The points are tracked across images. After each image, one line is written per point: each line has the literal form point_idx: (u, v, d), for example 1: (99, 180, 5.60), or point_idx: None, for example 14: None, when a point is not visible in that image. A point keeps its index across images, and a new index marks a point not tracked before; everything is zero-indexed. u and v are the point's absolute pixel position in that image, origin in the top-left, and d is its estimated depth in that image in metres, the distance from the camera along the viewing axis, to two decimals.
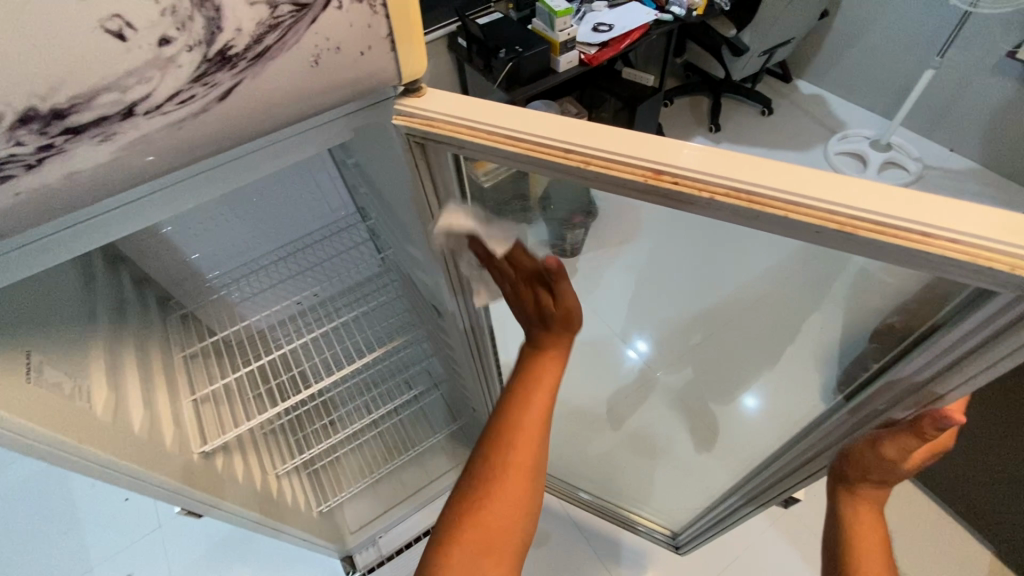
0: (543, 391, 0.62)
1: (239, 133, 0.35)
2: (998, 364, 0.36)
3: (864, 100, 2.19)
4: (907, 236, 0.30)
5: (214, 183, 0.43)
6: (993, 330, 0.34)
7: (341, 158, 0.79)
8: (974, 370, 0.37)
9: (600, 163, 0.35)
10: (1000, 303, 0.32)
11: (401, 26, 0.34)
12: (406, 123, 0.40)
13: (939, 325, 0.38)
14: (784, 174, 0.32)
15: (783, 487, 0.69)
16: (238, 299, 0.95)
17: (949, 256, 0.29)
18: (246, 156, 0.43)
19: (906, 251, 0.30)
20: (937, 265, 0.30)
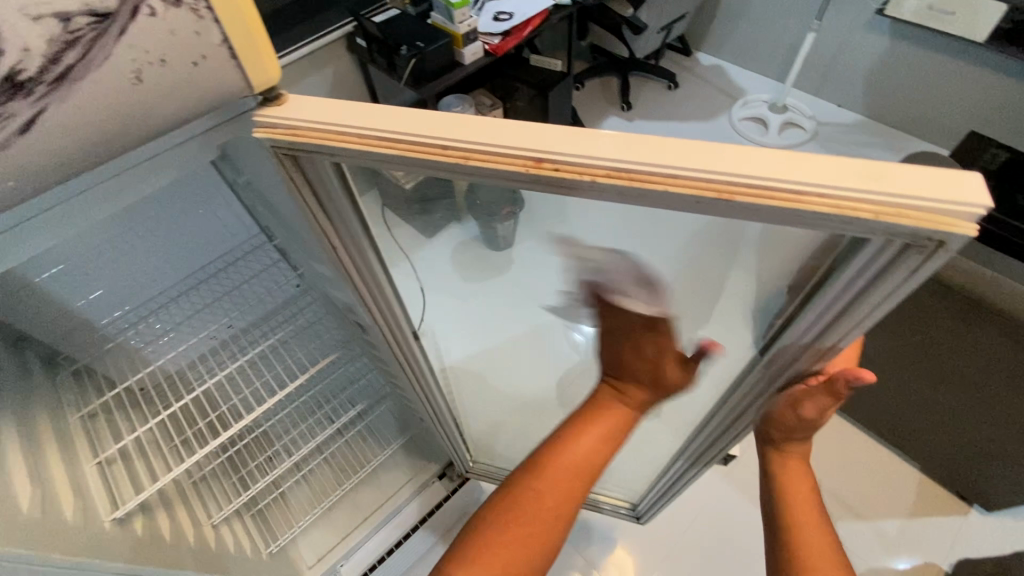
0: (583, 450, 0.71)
1: (62, 164, 0.31)
2: (879, 306, 0.38)
3: (759, 66, 2.31)
4: (777, 196, 0.30)
5: (62, 221, 0.39)
6: (871, 275, 0.35)
7: (232, 178, 0.73)
8: (861, 315, 0.39)
9: (480, 158, 0.33)
10: (871, 249, 0.33)
11: (238, 31, 0.31)
12: (268, 135, 0.37)
13: (825, 276, 0.40)
14: (660, 147, 0.32)
15: (718, 446, 0.71)
16: (139, 345, 0.86)
17: (818, 211, 0.30)
18: (91, 188, 0.38)
19: (778, 211, 0.31)
20: (808, 221, 0.31)
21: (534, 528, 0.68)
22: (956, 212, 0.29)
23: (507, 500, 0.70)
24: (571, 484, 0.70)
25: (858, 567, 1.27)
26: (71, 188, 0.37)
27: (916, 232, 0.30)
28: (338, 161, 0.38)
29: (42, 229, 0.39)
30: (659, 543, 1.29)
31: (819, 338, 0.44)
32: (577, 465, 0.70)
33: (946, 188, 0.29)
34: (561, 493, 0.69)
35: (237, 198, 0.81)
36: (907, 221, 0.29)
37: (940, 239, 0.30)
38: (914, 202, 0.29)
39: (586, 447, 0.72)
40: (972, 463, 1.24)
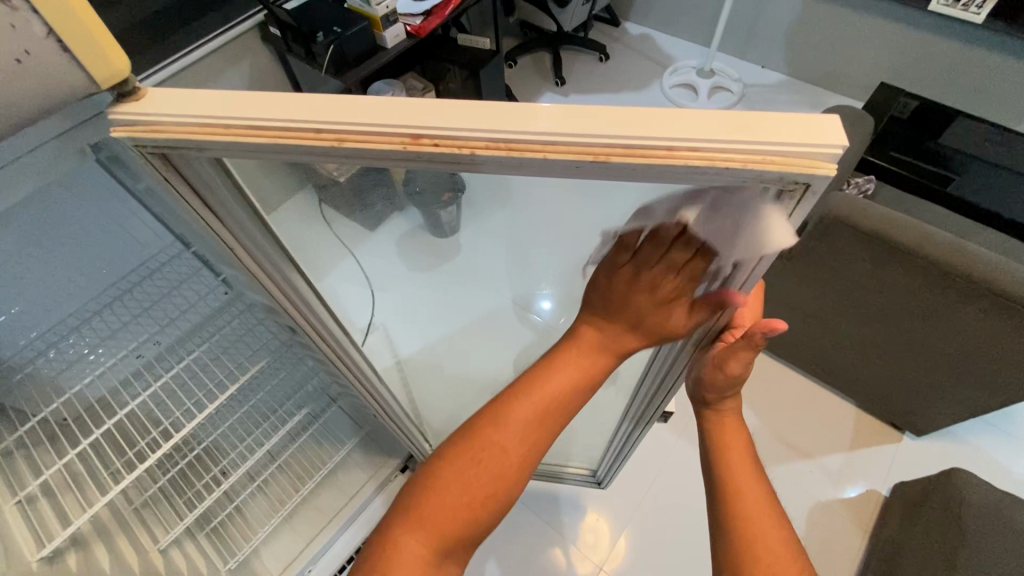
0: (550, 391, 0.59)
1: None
2: (768, 253, 0.39)
3: (685, 33, 2.35)
4: (653, 153, 0.30)
5: None
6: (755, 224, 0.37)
7: (132, 186, 0.70)
8: (755, 263, 0.41)
9: (355, 139, 0.32)
10: (750, 198, 0.35)
11: (65, 22, 0.30)
12: (127, 133, 0.34)
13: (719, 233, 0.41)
14: (537, 114, 0.31)
15: (654, 404, 0.74)
16: (53, 372, 0.80)
17: (691, 164, 0.31)
18: None
19: (656, 168, 0.31)
20: (687, 176, 0.32)
21: (479, 481, 0.58)
22: (817, 155, 0.30)
23: (453, 455, 0.59)
24: (528, 436, 0.59)
25: (809, 502, 1.36)
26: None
27: (784, 177, 0.31)
28: (213, 156, 0.36)
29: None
30: (626, 505, 1.33)
31: (723, 293, 0.46)
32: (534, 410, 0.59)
33: (807, 132, 0.30)
34: (512, 438, 0.59)
35: (146, 209, 0.77)
36: (775, 166, 0.30)
37: (806, 181, 0.31)
38: (778, 148, 0.30)
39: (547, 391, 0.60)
40: (901, 392, 1.33)
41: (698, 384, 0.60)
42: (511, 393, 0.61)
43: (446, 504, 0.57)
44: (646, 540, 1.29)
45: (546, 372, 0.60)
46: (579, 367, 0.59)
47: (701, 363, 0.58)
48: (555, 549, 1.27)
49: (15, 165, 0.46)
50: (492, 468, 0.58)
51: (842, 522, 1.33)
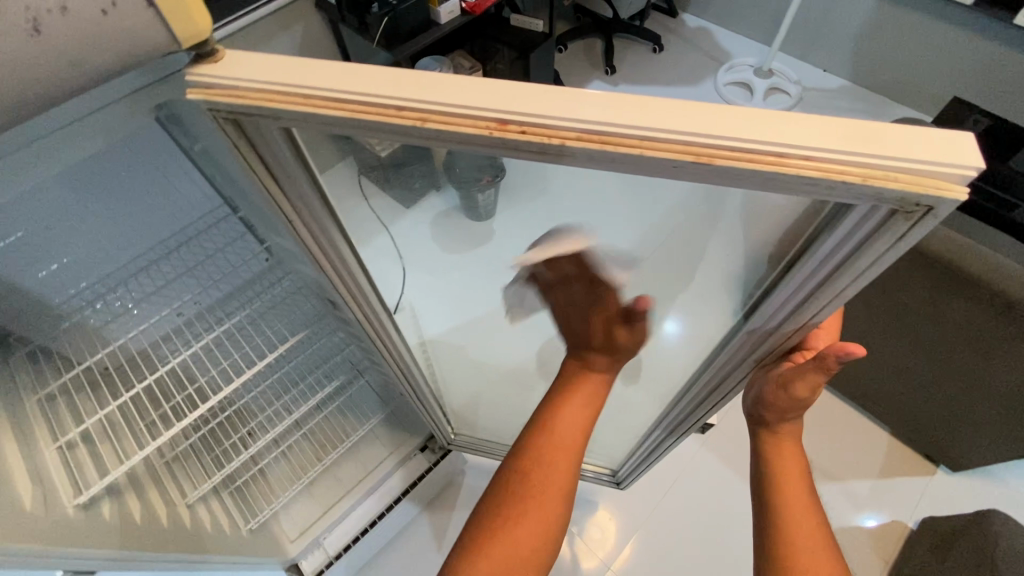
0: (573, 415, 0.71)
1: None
2: (862, 278, 0.36)
3: (745, 29, 2.25)
4: (763, 159, 0.28)
5: None
6: (852, 246, 0.34)
7: (187, 145, 0.69)
8: (847, 286, 0.37)
9: (438, 120, 0.30)
10: (854, 218, 0.32)
11: None
12: (204, 96, 0.33)
13: (810, 249, 0.38)
14: (636, 106, 0.29)
15: (696, 416, 0.71)
16: (99, 323, 0.82)
17: (803, 174, 0.28)
18: None
19: (763, 176, 0.29)
20: (793, 187, 0.29)
21: (532, 514, 0.64)
22: (947, 175, 0.27)
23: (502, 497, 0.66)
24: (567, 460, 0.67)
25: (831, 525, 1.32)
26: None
27: (904, 197, 0.28)
28: (285, 125, 0.35)
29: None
30: (640, 508, 1.32)
31: (796, 314, 0.43)
32: (564, 447, 0.68)
33: (937, 150, 0.27)
34: (551, 493, 0.65)
35: (198, 169, 0.76)
36: (897, 184, 0.27)
37: (929, 204, 0.28)
38: (904, 165, 0.27)
39: (567, 431, 0.69)
40: (944, 425, 1.27)
41: (754, 400, 0.58)
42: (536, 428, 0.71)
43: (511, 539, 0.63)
44: (657, 544, 1.27)
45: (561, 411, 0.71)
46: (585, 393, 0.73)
47: (762, 381, 0.56)
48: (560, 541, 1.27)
49: (80, 122, 0.45)
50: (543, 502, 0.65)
51: (861, 549, 1.29)
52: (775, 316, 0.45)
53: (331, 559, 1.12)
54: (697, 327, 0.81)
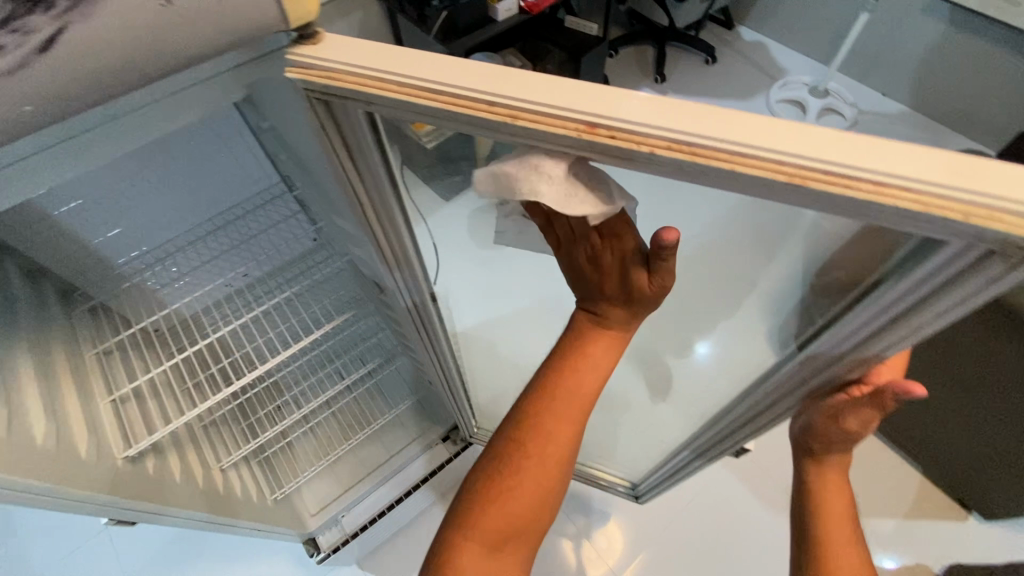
0: (586, 371, 0.63)
1: (88, 87, 0.28)
2: (942, 316, 0.35)
3: (804, 46, 2.20)
4: (859, 186, 0.27)
5: (81, 149, 0.37)
6: (938, 281, 0.33)
7: (255, 122, 0.71)
8: (925, 322, 0.36)
9: (528, 118, 0.31)
10: (944, 255, 0.31)
11: None
12: (302, 76, 0.34)
13: (885, 283, 0.37)
14: (730, 121, 0.29)
15: (732, 440, 0.70)
16: (156, 286, 0.85)
17: (898, 206, 0.27)
18: (113, 120, 0.36)
19: (856, 203, 0.28)
20: (886, 217, 0.28)
21: (527, 484, 0.61)
22: None
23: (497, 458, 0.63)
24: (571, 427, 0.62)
25: None
26: (72, 135, 0.36)
27: (1007, 239, 0.27)
28: (374, 111, 0.36)
29: (16, 183, 0.37)
30: (653, 523, 1.30)
31: (861, 346, 0.42)
32: (568, 413, 0.62)
33: None
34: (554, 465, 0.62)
35: (259, 144, 0.78)
36: (1002, 226, 0.26)
37: None
38: (1012, 206, 0.26)
39: (580, 398, 0.63)
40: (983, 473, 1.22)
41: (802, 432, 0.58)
42: (541, 384, 0.64)
43: (507, 510, 0.60)
44: (665, 561, 1.26)
45: (570, 369, 0.63)
46: (600, 353, 0.63)
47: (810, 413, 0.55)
48: (565, 544, 1.28)
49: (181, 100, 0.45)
50: (542, 467, 0.61)
51: None
52: (838, 345, 0.44)
53: (347, 537, 1.17)
54: (736, 345, 0.79)
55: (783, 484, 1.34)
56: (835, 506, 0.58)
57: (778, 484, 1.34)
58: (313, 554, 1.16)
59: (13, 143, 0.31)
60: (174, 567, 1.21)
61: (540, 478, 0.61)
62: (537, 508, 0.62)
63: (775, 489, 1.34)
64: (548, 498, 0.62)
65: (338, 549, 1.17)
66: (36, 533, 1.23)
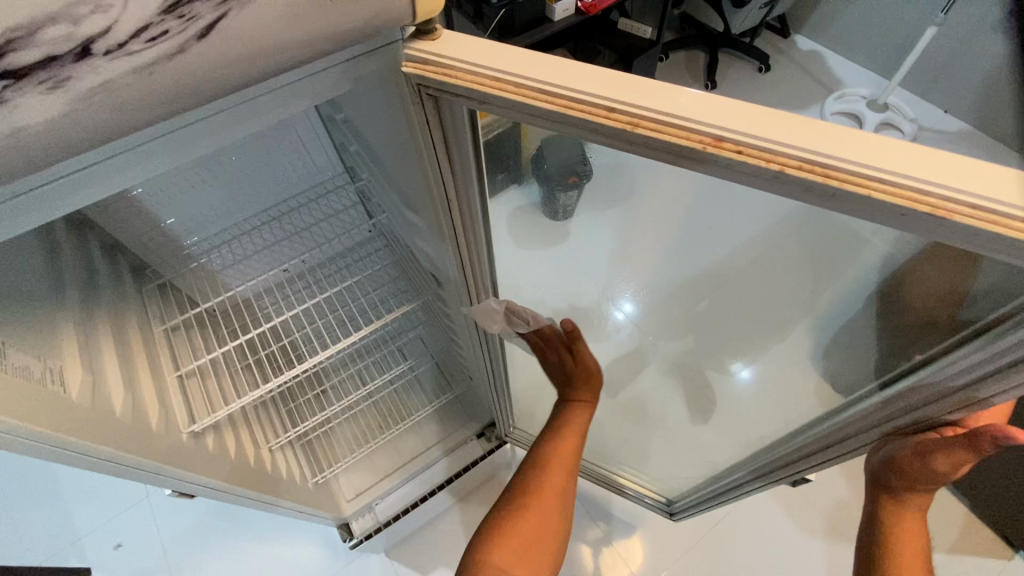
0: (575, 431, 0.96)
1: (236, 71, 0.28)
2: None
3: (863, 58, 2.12)
4: (1008, 223, 0.26)
5: (208, 137, 0.36)
6: None
7: (329, 113, 0.72)
8: None
9: (649, 126, 0.31)
10: None
11: None
12: (418, 70, 0.35)
13: (1009, 323, 0.34)
14: (869, 142, 0.28)
15: (796, 468, 0.68)
16: (219, 267, 0.87)
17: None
18: (241, 106, 0.35)
19: (1005, 243, 0.26)
20: None
21: (539, 513, 0.87)
22: None
23: (518, 502, 0.88)
24: (564, 474, 0.92)
25: None
26: (199, 115, 0.34)
27: None
28: (483, 111, 0.36)
29: (141, 168, 0.35)
30: (680, 539, 1.28)
31: (967, 389, 0.40)
32: (564, 457, 0.94)
33: None
34: (553, 492, 0.90)
35: (326, 130, 0.80)
36: None
37: None
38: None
39: (569, 444, 0.96)
40: None
41: (883, 466, 0.56)
42: (546, 436, 0.98)
43: (528, 529, 0.84)
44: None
45: (567, 424, 0.98)
46: (580, 422, 0.98)
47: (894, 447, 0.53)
48: (584, 550, 1.27)
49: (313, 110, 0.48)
50: (545, 499, 0.89)
51: None
52: (933, 381, 0.42)
53: (380, 525, 1.18)
54: (795, 371, 0.76)
55: (819, 509, 1.30)
56: (909, 541, 0.59)
57: (813, 507, 1.31)
58: (347, 539, 1.17)
59: (164, 118, 0.30)
60: (209, 540, 1.25)
61: (546, 518, 0.87)
62: (552, 534, 0.87)
63: (809, 512, 1.30)
64: (557, 532, 0.88)
65: (370, 536, 1.17)
66: (82, 497, 1.28)
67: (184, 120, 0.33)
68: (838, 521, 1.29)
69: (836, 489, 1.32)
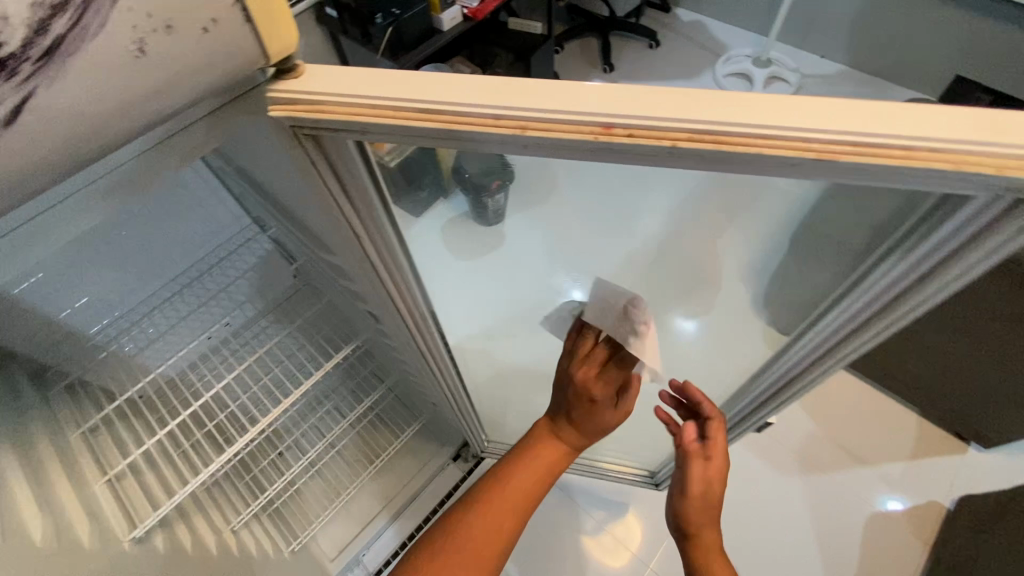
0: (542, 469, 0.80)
1: (74, 148, 0.26)
2: (969, 268, 0.36)
3: (740, 20, 2.25)
4: (888, 154, 0.27)
5: (86, 210, 0.35)
6: (969, 233, 0.33)
7: (219, 164, 0.67)
8: (951, 276, 0.37)
9: (538, 127, 0.30)
10: (972, 208, 0.32)
11: None
12: (287, 112, 0.33)
13: (915, 234, 0.37)
14: (749, 103, 0.28)
15: (757, 416, 0.72)
16: (134, 350, 0.80)
17: (932, 168, 0.27)
18: (107, 179, 0.33)
19: (888, 169, 0.28)
20: (919, 179, 0.28)
21: (480, 539, 0.71)
22: None
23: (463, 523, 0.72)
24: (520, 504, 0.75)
25: (865, 512, 1.29)
26: (70, 188, 0.32)
27: None
28: (367, 140, 0.34)
29: (44, 240, 0.36)
30: None
31: (886, 306, 0.43)
32: (525, 487, 0.77)
33: None
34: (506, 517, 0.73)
35: (222, 180, 0.74)
36: None
37: None
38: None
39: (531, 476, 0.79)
40: (973, 408, 1.23)
41: None
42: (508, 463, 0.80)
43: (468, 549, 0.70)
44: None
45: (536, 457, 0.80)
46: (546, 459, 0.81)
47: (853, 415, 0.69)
48: (585, 542, 1.26)
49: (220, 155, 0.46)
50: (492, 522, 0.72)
51: (901, 534, 1.26)
52: (863, 308, 0.45)
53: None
54: (746, 325, 0.80)
55: (789, 447, 1.37)
56: None
57: (783, 445, 1.37)
58: None
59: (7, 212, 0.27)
60: None
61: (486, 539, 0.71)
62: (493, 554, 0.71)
63: (784, 454, 1.36)
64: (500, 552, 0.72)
65: None
66: None
67: (61, 193, 0.33)
68: (807, 454, 1.36)
69: (799, 424, 1.39)
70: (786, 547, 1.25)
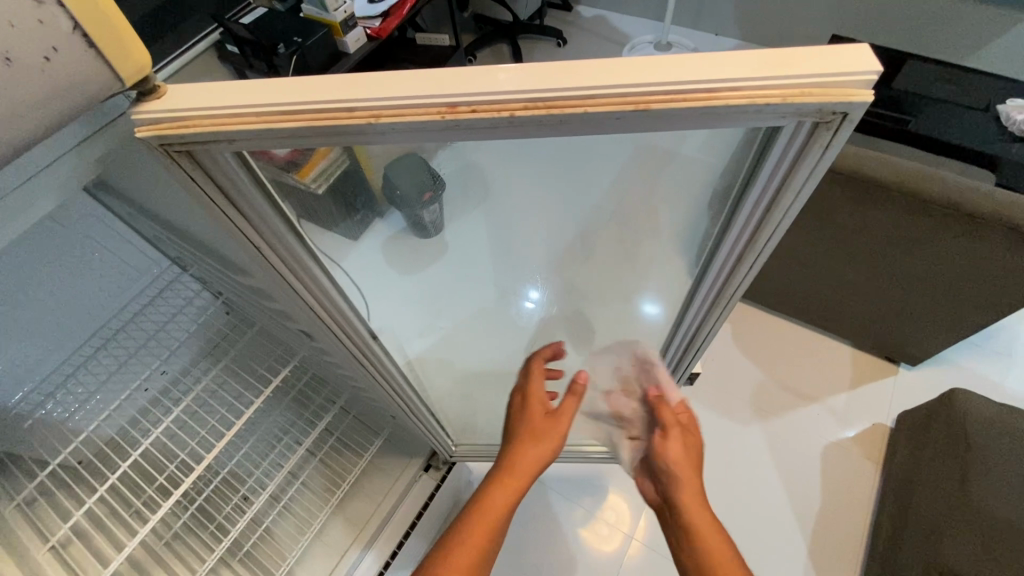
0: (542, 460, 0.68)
1: None
2: (801, 193, 0.41)
3: (637, 9, 2.37)
4: (692, 98, 0.31)
5: None
6: (791, 158, 0.38)
7: (123, 209, 0.67)
8: (789, 204, 0.43)
9: (390, 114, 0.33)
10: (787, 135, 0.36)
11: (99, 24, 0.29)
12: (154, 131, 0.34)
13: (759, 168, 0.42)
14: (573, 69, 0.32)
15: (684, 365, 0.77)
16: (63, 416, 0.77)
17: (734, 104, 0.31)
18: None
19: (697, 111, 0.32)
20: (726, 115, 0.33)
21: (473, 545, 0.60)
22: (854, 84, 0.31)
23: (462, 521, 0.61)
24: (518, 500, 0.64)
25: (820, 445, 1.38)
26: None
27: (823, 108, 0.32)
28: (240, 148, 0.36)
29: None
30: None
31: (753, 238, 0.48)
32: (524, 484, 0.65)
33: (844, 62, 0.31)
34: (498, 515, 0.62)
35: (129, 227, 0.73)
36: (813, 98, 0.31)
37: (843, 111, 0.33)
38: (817, 81, 0.31)
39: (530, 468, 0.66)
40: (894, 331, 1.34)
41: None
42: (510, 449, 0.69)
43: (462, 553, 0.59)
44: None
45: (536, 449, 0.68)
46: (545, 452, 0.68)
47: None
48: (577, 533, 1.29)
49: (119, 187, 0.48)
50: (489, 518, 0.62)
51: (854, 459, 1.35)
52: (738, 244, 0.50)
53: None
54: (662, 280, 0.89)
55: (742, 397, 1.45)
56: None
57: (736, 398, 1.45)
58: None
59: None
60: None
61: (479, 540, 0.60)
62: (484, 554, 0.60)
63: (739, 406, 1.43)
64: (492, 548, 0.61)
65: None
66: None
67: None
68: (760, 401, 1.44)
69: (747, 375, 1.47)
70: (754, 492, 1.32)
